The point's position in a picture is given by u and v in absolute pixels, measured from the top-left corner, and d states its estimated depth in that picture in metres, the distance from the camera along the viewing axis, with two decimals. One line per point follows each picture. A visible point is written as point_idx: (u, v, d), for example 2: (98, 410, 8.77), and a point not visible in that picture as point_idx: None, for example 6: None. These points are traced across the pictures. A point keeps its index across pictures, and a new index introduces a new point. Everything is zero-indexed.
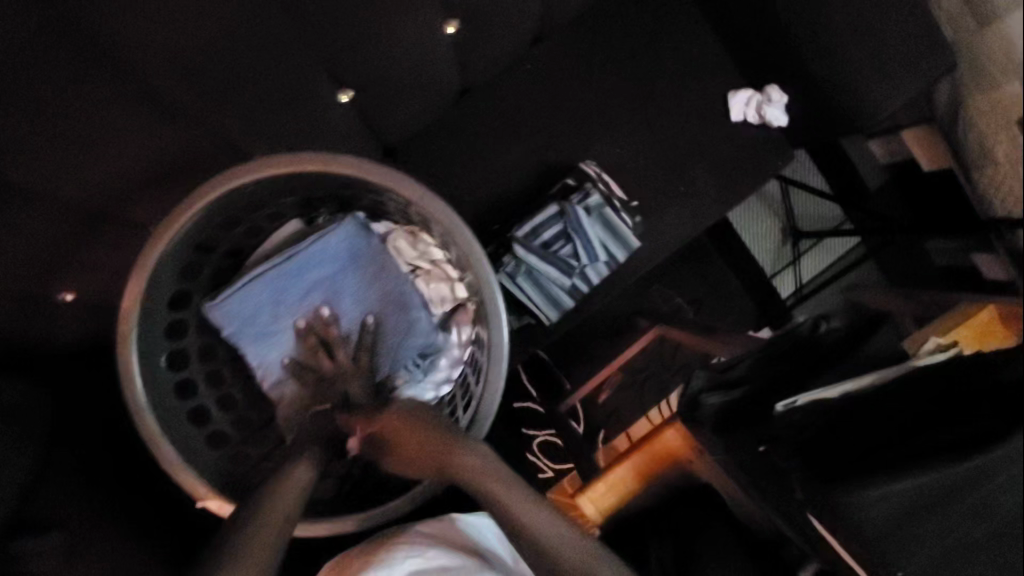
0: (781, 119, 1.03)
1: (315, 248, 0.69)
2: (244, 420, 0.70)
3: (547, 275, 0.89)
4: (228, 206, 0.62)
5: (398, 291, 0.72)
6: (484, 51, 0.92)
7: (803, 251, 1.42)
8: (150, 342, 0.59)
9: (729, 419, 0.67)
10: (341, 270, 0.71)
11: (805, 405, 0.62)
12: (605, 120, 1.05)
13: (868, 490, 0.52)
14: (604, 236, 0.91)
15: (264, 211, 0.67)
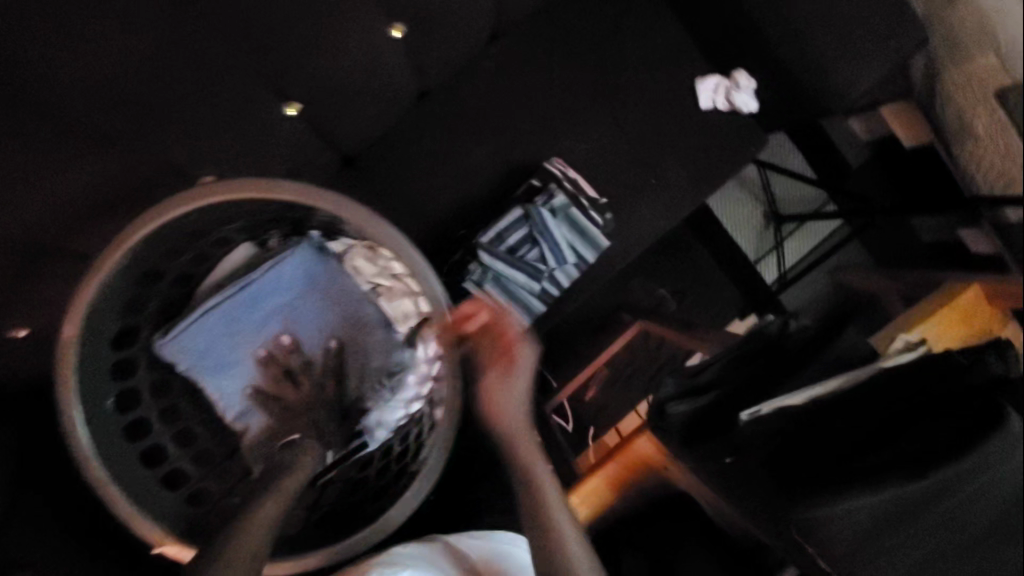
0: (750, 105, 1.01)
1: (269, 275, 0.67)
2: (208, 454, 0.67)
3: (516, 280, 0.88)
4: (171, 234, 0.58)
5: (358, 312, 0.69)
6: (441, 53, 0.90)
7: (786, 235, 1.39)
8: (93, 385, 0.55)
9: (698, 420, 0.85)
10: (299, 295, 0.69)
11: (771, 411, 0.78)
12: (570, 115, 1.02)
13: (844, 498, 0.63)
14: (570, 237, 0.91)
15: (210, 238, 0.63)
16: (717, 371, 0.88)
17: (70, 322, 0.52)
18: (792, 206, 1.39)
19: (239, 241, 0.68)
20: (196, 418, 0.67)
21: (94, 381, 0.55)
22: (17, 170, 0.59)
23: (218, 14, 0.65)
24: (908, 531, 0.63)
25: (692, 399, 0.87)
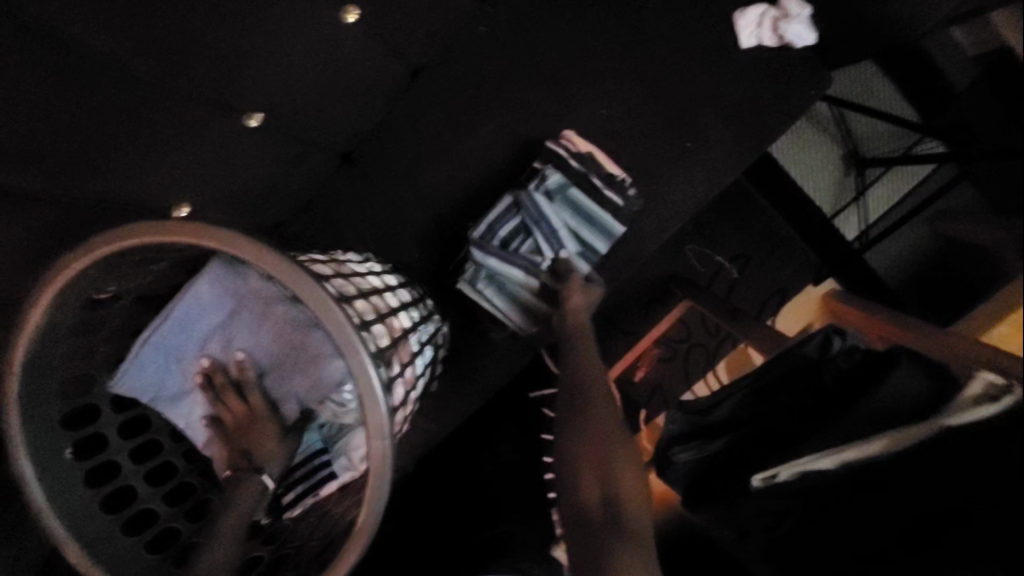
0: (806, 37, 0.80)
1: (194, 304, 0.62)
2: (187, 482, 0.66)
3: (510, 277, 0.82)
4: (104, 281, 0.54)
5: (306, 337, 0.62)
6: (418, 27, 0.78)
7: (870, 181, 1.17)
8: (47, 441, 0.54)
9: (705, 468, 0.77)
10: (242, 321, 0.63)
11: (786, 480, 0.63)
12: (583, 76, 0.87)
13: None
14: (570, 220, 0.83)
15: (153, 270, 0.59)
16: (732, 409, 0.79)
17: (5, 380, 0.50)
18: (878, 146, 1.16)
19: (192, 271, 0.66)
20: (175, 451, 0.66)
21: (53, 433, 0.54)
22: None
23: (158, 51, 0.54)
24: None
25: (699, 444, 0.78)
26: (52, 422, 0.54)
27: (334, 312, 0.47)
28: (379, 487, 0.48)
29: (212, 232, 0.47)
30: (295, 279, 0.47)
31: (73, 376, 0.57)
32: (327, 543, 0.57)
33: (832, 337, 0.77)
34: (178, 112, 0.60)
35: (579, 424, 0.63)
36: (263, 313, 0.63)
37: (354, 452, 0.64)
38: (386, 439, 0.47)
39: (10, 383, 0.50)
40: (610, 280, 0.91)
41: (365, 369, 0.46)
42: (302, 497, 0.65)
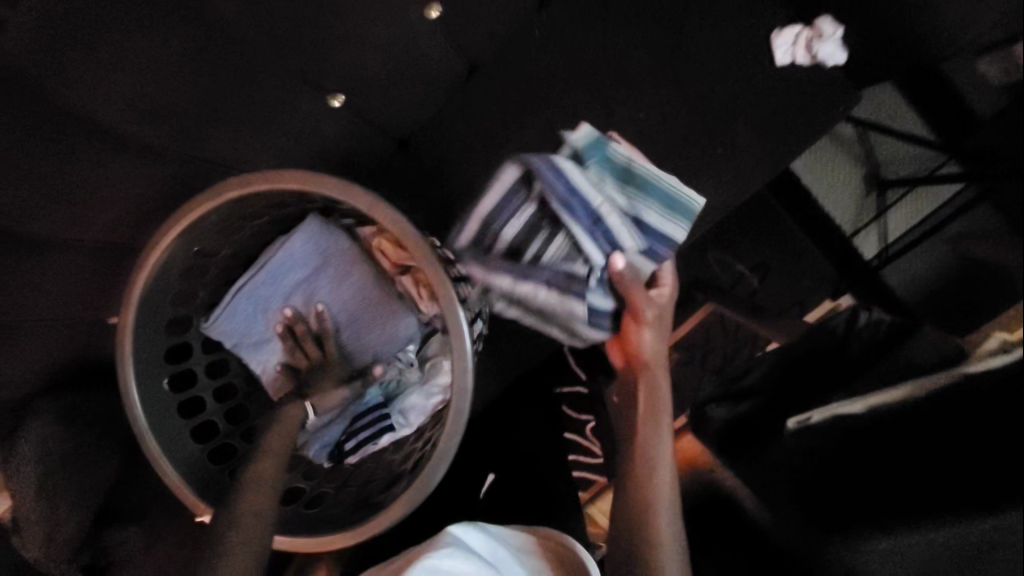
0: (836, 57, 0.88)
1: (282, 254, 0.68)
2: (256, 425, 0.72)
3: (538, 296, 0.73)
4: (210, 235, 0.62)
5: (379, 296, 0.70)
6: (481, 27, 0.86)
7: (891, 203, 1.21)
8: (149, 371, 0.61)
9: (734, 423, 0.98)
10: (318, 275, 0.69)
11: (822, 421, 0.88)
12: (626, 81, 0.94)
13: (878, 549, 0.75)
14: (614, 208, 0.76)
15: (249, 227, 0.66)
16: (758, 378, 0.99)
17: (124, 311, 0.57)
18: (902, 167, 1.21)
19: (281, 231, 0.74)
20: (249, 396, 0.73)
21: (152, 367, 0.61)
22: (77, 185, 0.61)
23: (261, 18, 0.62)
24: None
25: (731, 404, 1.00)
26: (156, 355, 0.61)
27: (432, 261, 0.55)
28: (451, 420, 0.56)
29: (315, 181, 0.55)
30: (402, 227, 0.55)
31: (174, 317, 0.64)
32: (391, 482, 0.67)
33: (859, 314, 0.97)
34: (266, 80, 0.68)
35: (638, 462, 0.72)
36: (338, 269, 0.70)
37: (412, 410, 0.70)
38: (465, 375, 0.55)
39: (128, 318, 0.57)
40: None
41: (458, 310, 0.54)
42: (364, 445, 0.68)
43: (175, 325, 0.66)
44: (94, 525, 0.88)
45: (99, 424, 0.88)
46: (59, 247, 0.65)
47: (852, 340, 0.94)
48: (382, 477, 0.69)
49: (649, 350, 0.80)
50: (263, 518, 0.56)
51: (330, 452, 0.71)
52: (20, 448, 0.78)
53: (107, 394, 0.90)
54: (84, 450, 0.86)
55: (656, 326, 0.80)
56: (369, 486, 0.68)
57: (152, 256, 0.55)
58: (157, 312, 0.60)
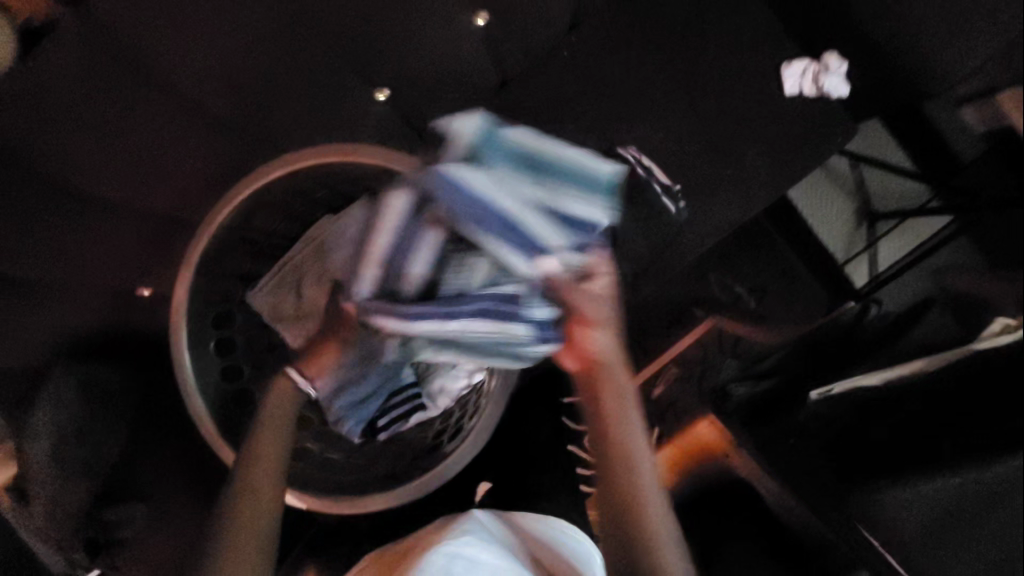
0: (841, 89, 0.96)
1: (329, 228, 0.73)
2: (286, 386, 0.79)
3: (468, 331, 0.62)
4: (262, 207, 0.75)
5: None
6: (519, 42, 0.91)
7: (881, 234, 1.29)
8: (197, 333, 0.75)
9: (753, 399, 1.16)
10: None
11: (836, 392, 1.06)
12: (646, 100, 0.99)
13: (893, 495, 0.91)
14: (532, 203, 0.60)
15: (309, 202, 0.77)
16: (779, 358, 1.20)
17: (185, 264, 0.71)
18: (890, 202, 1.30)
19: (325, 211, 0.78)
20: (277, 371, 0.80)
21: (197, 335, 0.75)
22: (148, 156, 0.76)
23: None
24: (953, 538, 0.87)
25: (752, 383, 1.19)
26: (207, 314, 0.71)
27: None
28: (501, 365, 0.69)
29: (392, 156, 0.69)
30: None
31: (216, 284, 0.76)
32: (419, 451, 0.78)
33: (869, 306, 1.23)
34: None
35: (615, 483, 0.63)
36: None
37: (441, 392, 0.74)
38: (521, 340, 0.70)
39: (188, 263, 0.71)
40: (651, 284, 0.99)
41: None
42: (393, 423, 0.74)
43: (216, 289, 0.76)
44: (94, 503, 0.82)
45: (113, 396, 0.86)
46: (127, 207, 0.77)
47: (860, 327, 1.24)
48: (413, 450, 0.78)
49: (604, 353, 0.67)
50: (273, 480, 0.63)
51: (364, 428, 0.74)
52: (37, 405, 0.76)
53: (125, 367, 0.87)
54: (95, 418, 0.83)
55: (604, 325, 0.67)
56: (394, 457, 0.77)
57: (212, 226, 0.70)
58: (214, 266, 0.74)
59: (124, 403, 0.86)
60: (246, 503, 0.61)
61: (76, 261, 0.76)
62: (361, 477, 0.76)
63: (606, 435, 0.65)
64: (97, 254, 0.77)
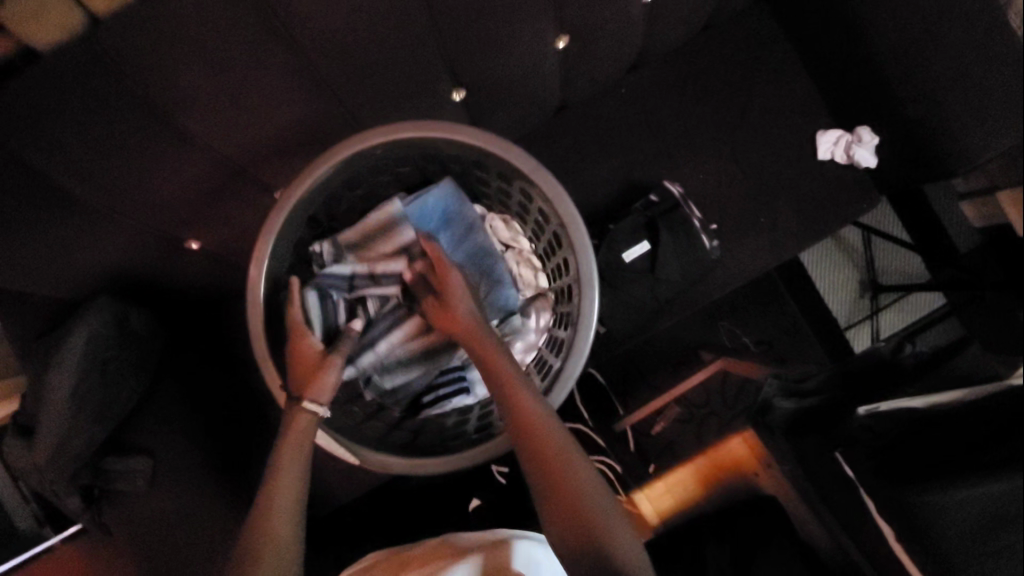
0: (870, 161, 1.03)
1: (416, 203, 0.74)
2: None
3: (396, 348, 0.75)
4: (355, 179, 0.75)
5: (489, 260, 0.77)
6: (588, 71, 0.96)
7: (882, 305, 1.38)
8: (276, 279, 0.71)
9: (800, 419, 0.88)
10: (433, 229, 0.76)
11: (887, 413, 0.82)
12: (692, 143, 1.06)
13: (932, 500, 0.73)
14: (383, 249, 0.75)
15: (383, 175, 0.77)
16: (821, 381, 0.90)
17: (273, 214, 0.66)
18: (892, 277, 1.38)
19: (398, 190, 0.81)
20: None
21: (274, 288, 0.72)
22: (231, 108, 0.72)
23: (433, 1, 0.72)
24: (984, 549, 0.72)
25: (799, 398, 0.88)
26: (278, 268, 0.71)
27: (578, 228, 0.68)
28: (577, 350, 0.68)
29: (495, 140, 0.68)
30: (555, 192, 0.68)
31: (299, 240, 0.74)
32: (458, 436, 0.77)
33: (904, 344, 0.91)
34: (413, 60, 0.78)
35: (529, 457, 0.59)
36: (453, 226, 0.76)
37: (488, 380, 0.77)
38: (585, 340, 0.68)
39: (274, 216, 0.66)
40: (678, 316, 1.01)
41: (593, 282, 0.68)
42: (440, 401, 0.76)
43: (298, 246, 0.76)
44: (99, 449, 0.80)
45: (139, 343, 0.83)
46: (195, 151, 0.75)
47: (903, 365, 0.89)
48: (448, 435, 0.77)
49: (471, 322, 0.68)
50: (296, 476, 0.63)
51: (406, 403, 0.77)
52: (71, 336, 0.74)
53: (154, 316, 0.86)
54: (119, 363, 0.81)
55: (463, 291, 0.69)
56: (428, 438, 0.76)
57: (318, 172, 0.65)
58: (296, 222, 0.70)
59: (149, 355, 0.85)
60: (268, 499, 0.61)
61: (138, 201, 0.75)
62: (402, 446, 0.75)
63: (512, 417, 0.62)
64: (157, 195, 0.76)
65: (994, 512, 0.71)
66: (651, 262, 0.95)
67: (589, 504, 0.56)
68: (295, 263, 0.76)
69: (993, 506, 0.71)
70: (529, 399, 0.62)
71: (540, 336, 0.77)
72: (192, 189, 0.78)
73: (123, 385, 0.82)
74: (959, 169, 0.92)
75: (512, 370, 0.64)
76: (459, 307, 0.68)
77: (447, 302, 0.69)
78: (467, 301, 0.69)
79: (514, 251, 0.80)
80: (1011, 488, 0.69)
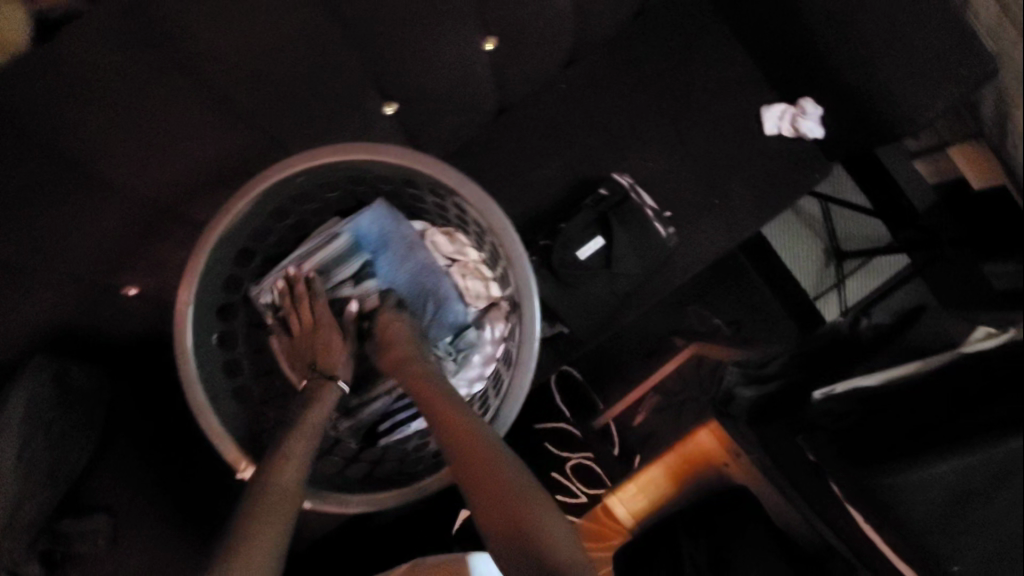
0: (816, 132, 1.02)
1: (351, 228, 0.73)
2: (276, 385, 0.77)
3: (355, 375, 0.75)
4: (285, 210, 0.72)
5: (432, 278, 0.76)
6: (521, 71, 0.94)
7: (848, 273, 1.38)
8: (206, 324, 0.68)
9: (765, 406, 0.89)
10: (374, 252, 0.74)
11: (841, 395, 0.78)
12: (637, 133, 1.04)
13: (913, 476, 0.66)
14: (327, 277, 0.75)
15: (312, 203, 0.75)
16: (782, 364, 0.91)
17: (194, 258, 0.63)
18: (854, 244, 1.39)
19: (333, 214, 0.79)
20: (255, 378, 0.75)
21: (209, 331, 0.69)
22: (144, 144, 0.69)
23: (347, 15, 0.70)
24: (966, 523, 0.67)
25: (760, 384, 0.91)
26: (208, 314, 0.67)
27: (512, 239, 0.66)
28: (526, 357, 0.68)
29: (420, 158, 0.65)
30: (486, 206, 0.67)
31: (226, 279, 0.71)
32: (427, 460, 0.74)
33: (859, 318, 0.92)
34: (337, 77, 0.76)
35: (474, 489, 0.58)
36: (391, 246, 0.74)
37: None
38: (532, 351, 0.67)
39: (195, 259, 0.63)
40: (640, 309, 1.00)
41: (531, 292, 0.66)
42: (400, 426, 0.75)
43: (229, 284, 0.73)
44: (53, 513, 0.76)
45: (82, 399, 0.79)
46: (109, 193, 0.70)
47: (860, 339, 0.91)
48: (413, 461, 0.75)
49: (411, 363, 0.68)
50: (287, 503, 0.58)
51: (363, 432, 0.76)
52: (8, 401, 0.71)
53: (98, 368, 0.83)
54: (63, 423, 0.76)
55: (406, 333, 0.71)
56: (395, 464, 0.74)
57: (236, 205, 0.62)
58: (222, 258, 0.67)
59: (94, 411, 0.81)
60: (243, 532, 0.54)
61: (53, 253, 0.71)
62: (365, 480, 0.72)
63: (456, 452, 0.60)
64: (73, 246, 0.72)
65: (963, 487, 0.66)
66: (607, 256, 0.94)
67: (532, 523, 0.55)
68: (228, 304, 0.73)
69: (961, 481, 0.65)
70: (472, 430, 0.61)
71: (496, 348, 0.77)
72: (114, 233, 0.74)
73: (71, 446, 0.77)
74: (904, 131, 0.93)
75: (453, 405, 0.64)
76: (397, 350, 0.69)
77: (387, 348, 0.70)
78: (406, 345, 0.70)
79: (460, 263, 0.78)
80: (982, 459, 0.64)
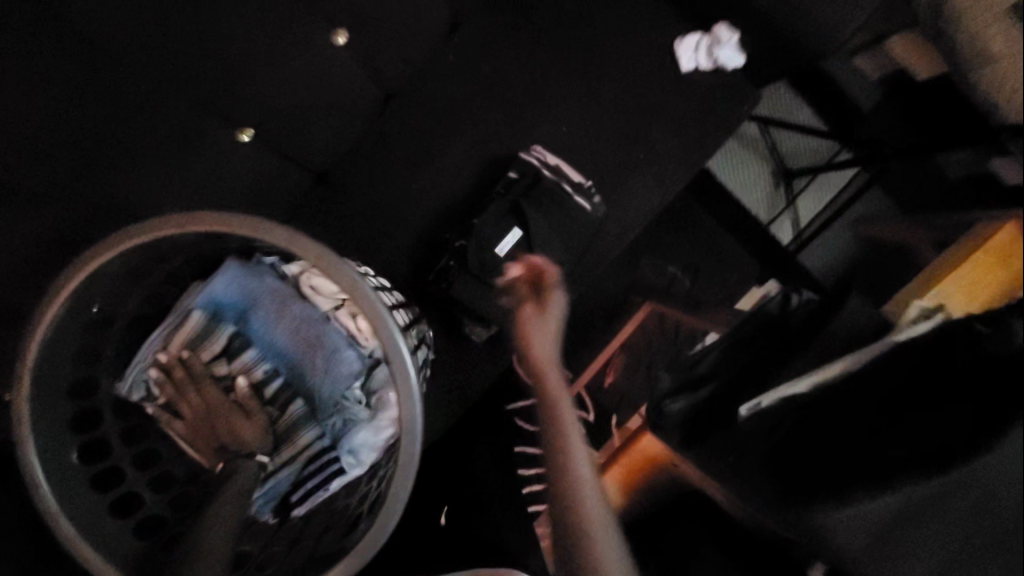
0: (736, 60, 0.92)
1: (202, 296, 0.66)
2: (172, 476, 0.68)
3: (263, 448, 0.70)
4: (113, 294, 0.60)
5: (314, 328, 0.69)
6: (393, 52, 0.83)
7: (798, 193, 1.30)
8: (59, 442, 0.56)
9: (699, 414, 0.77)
10: (242, 313, 0.69)
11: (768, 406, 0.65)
12: (543, 97, 0.93)
13: (842, 509, 0.55)
14: (199, 353, 0.69)
15: (159, 274, 0.64)
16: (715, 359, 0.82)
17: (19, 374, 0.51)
18: (800, 162, 1.30)
19: (192, 278, 0.71)
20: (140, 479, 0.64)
21: (69, 443, 0.58)
22: None
23: None
24: (920, 533, 0.53)
25: (689, 394, 0.80)
26: (61, 430, 0.56)
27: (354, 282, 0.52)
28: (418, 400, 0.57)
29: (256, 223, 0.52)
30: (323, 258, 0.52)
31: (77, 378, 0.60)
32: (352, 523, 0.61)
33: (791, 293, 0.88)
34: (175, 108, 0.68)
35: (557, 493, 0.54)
36: (261, 306, 0.68)
37: (361, 449, 0.68)
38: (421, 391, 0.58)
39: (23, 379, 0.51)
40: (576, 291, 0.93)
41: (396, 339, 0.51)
42: (314, 492, 0.67)
43: (81, 385, 0.62)
44: None
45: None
46: None
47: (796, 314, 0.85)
48: (338, 525, 0.62)
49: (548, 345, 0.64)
50: None
51: (279, 505, 0.69)
52: None
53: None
54: None
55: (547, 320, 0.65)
56: (322, 537, 0.62)
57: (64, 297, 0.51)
58: (63, 353, 0.56)
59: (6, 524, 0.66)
60: None
61: None
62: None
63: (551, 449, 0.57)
64: None
65: (899, 513, 0.54)
66: (528, 248, 0.86)
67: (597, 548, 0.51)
68: (84, 410, 0.62)
69: (895, 509, 0.54)
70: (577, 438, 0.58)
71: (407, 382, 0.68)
72: None
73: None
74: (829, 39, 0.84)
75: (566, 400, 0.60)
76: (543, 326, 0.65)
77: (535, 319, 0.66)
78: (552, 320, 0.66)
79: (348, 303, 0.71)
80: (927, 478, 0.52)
